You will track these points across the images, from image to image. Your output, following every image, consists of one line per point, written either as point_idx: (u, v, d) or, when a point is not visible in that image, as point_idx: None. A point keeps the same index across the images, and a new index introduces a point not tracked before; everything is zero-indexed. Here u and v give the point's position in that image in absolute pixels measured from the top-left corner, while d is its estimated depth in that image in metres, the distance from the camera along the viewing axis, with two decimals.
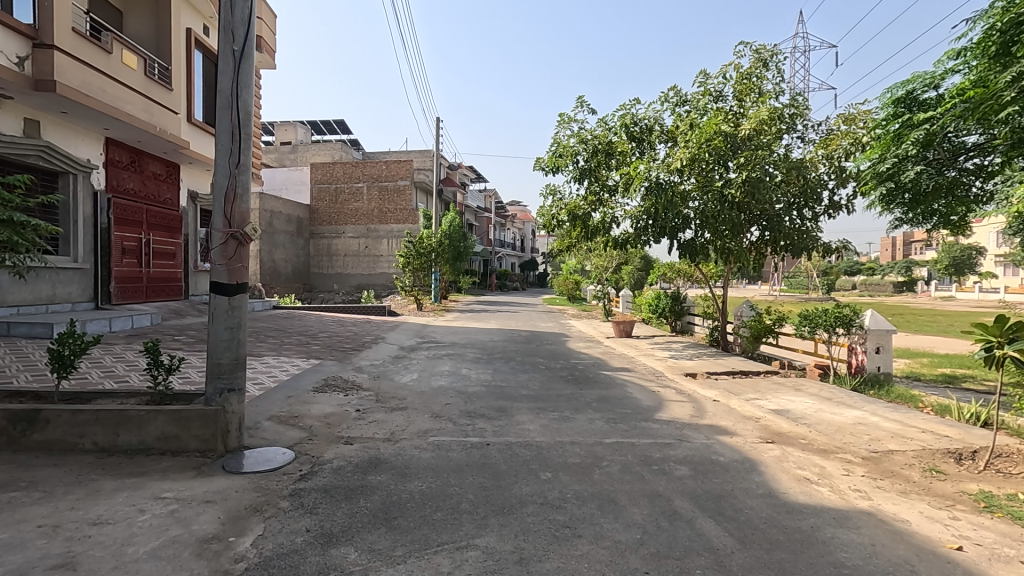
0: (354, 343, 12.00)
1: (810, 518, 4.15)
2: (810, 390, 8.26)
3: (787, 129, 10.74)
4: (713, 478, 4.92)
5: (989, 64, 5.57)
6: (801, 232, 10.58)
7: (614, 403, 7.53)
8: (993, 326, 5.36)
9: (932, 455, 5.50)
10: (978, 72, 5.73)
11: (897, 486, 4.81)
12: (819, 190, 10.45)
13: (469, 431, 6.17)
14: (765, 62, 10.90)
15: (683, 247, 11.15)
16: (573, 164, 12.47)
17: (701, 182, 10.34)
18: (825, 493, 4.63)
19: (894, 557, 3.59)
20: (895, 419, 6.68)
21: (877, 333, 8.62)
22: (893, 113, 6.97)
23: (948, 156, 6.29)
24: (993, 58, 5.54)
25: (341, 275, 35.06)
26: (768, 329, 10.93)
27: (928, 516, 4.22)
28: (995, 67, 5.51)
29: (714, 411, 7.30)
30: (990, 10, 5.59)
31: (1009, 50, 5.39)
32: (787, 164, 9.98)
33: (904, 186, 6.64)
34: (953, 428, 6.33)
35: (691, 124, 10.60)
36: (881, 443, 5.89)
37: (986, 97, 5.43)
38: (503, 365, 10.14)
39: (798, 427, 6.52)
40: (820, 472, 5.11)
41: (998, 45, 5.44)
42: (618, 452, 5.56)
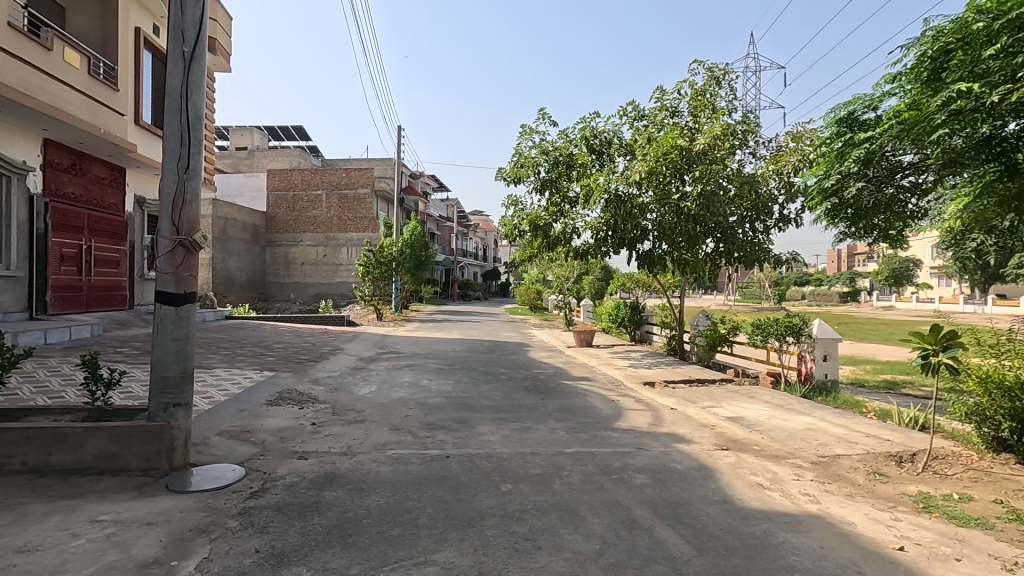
0: (311, 354, 11.69)
1: (763, 523, 4.26)
2: (763, 397, 8.53)
3: (740, 144, 11.14)
4: (672, 485, 5.00)
5: (922, 88, 5.54)
6: (754, 244, 10.93)
7: (574, 413, 7.56)
8: (929, 334, 5.65)
9: (876, 458, 5.75)
10: (912, 97, 5.67)
11: (844, 489, 5.00)
12: (769, 205, 10.86)
13: (429, 443, 6.08)
14: (718, 80, 11.32)
15: (641, 258, 11.34)
16: (535, 174, 12.56)
17: (659, 194, 10.60)
18: (777, 498, 4.77)
19: (841, 559, 3.72)
20: (842, 425, 6.95)
21: (825, 341, 8.96)
22: (836, 132, 7.29)
23: (886, 174, 6.49)
24: (925, 83, 5.52)
25: (298, 284, 34.23)
26: (723, 338, 11.23)
27: (873, 518, 4.40)
28: (926, 91, 5.46)
29: (672, 418, 7.45)
30: (924, 38, 5.62)
31: (939, 76, 5.39)
32: (740, 179, 10.38)
33: (847, 202, 6.91)
34: (895, 432, 6.63)
35: (649, 138, 10.92)
36: (829, 447, 6.13)
37: (919, 119, 5.03)
38: (465, 375, 10.05)
39: (752, 434, 6.70)
40: (772, 477, 5.26)
41: (929, 72, 5.45)
42: (578, 462, 5.59)
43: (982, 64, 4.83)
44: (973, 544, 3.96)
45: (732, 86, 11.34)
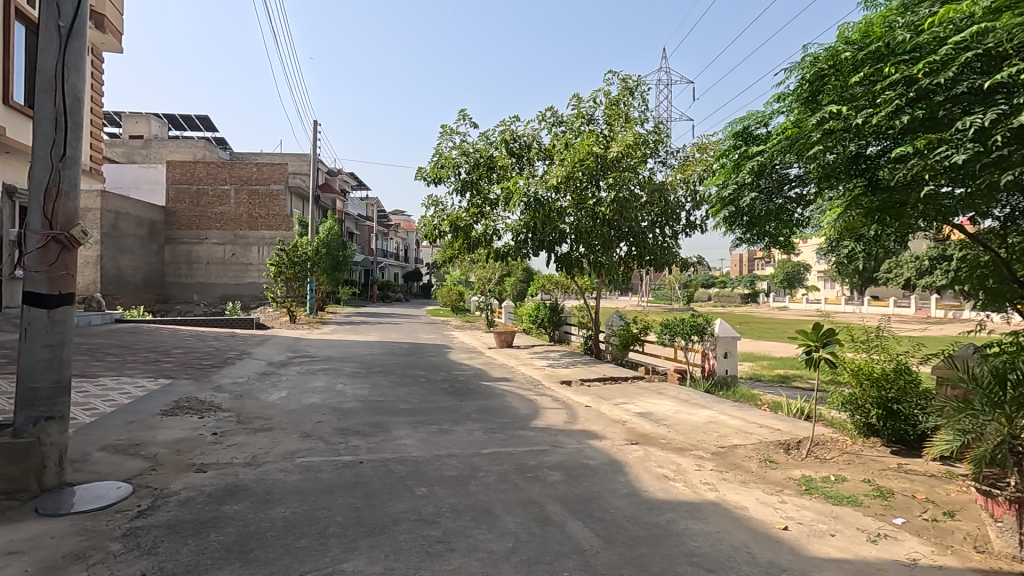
0: (215, 359, 10.94)
1: (667, 513, 4.50)
2: (671, 393, 9.01)
3: (651, 153, 11.70)
4: (584, 481, 5.16)
5: (800, 108, 4.51)
6: (663, 248, 11.54)
7: (492, 414, 7.61)
8: (812, 332, 6.22)
9: (767, 446, 6.25)
10: (790, 115, 4.65)
11: (739, 476, 5.39)
12: (677, 211, 11.49)
13: (342, 449, 5.88)
14: (631, 91, 11.84)
15: (559, 261, 11.61)
16: (455, 175, 12.51)
17: (576, 199, 10.95)
18: (680, 488, 5.06)
19: (734, 541, 4.01)
20: (740, 417, 7.49)
21: (725, 339, 9.59)
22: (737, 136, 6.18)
23: (777, 184, 5.81)
24: (804, 102, 4.51)
25: (203, 285, 31.92)
26: (635, 337, 11.76)
27: (763, 502, 4.78)
28: (804, 111, 4.48)
29: (586, 416, 7.70)
30: (800, 53, 4.58)
31: (818, 98, 4.40)
32: (651, 186, 10.94)
33: (742, 211, 6.15)
34: (784, 422, 7.23)
35: (567, 144, 11.26)
36: (727, 438, 6.58)
37: (797, 136, 4.41)
38: (382, 378, 9.82)
39: (659, 428, 7.07)
40: (676, 469, 5.58)
41: (806, 93, 4.44)
42: (495, 462, 5.64)
43: (850, 90, 4.07)
44: (846, 520, 4.41)
45: (644, 97, 11.90)
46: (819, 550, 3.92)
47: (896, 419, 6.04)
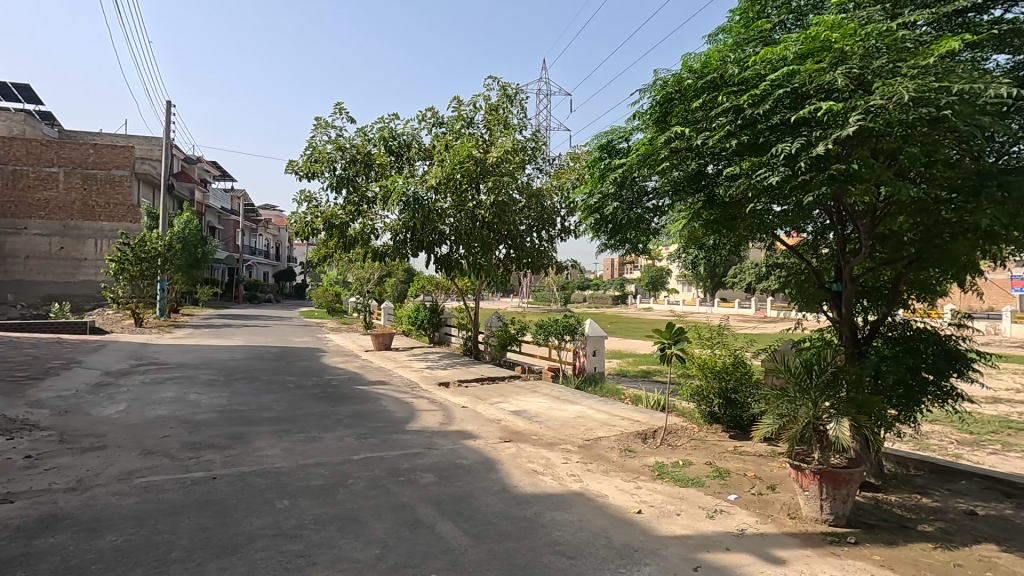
0: (32, 370, 9.35)
1: (534, 506, 4.68)
2: (544, 391, 9.40)
3: (529, 159, 12.10)
4: (456, 481, 5.20)
5: (653, 127, 4.89)
6: (540, 251, 11.97)
7: (365, 419, 7.37)
8: (665, 330, 6.84)
9: (627, 437, 6.76)
10: (645, 134, 5.03)
11: (601, 466, 5.77)
12: (553, 216, 11.97)
13: (192, 465, 5.34)
14: (511, 98, 12.17)
15: (439, 262, 11.56)
16: (330, 170, 11.96)
17: (456, 200, 10.98)
18: (548, 481, 5.29)
19: (594, 528, 4.28)
20: (605, 411, 8.01)
21: (593, 338, 10.24)
22: (610, 141, 6.47)
23: (637, 195, 6.23)
24: (654, 123, 4.89)
25: (20, 283, 27.18)
26: (513, 337, 12.08)
27: (621, 489, 5.16)
28: (656, 130, 4.87)
29: (462, 416, 7.75)
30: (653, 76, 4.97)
31: (667, 119, 4.79)
32: (528, 192, 11.32)
33: (607, 218, 6.54)
34: (643, 414, 7.86)
35: (447, 146, 11.29)
36: (593, 431, 7.01)
37: (650, 151, 4.76)
38: (244, 386, 9.07)
39: (532, 425, 7.33)
40: (545, 463, 5.82)
41: (656, 114, 4.82)
42: (365, 468, 5.47)
43: (693, 113, 4.46)
44: (690, 499, 4.91)
45: (522, 105, 12.28)
46: (666, 529, 4.32)
47: (733, 406, 6.84)
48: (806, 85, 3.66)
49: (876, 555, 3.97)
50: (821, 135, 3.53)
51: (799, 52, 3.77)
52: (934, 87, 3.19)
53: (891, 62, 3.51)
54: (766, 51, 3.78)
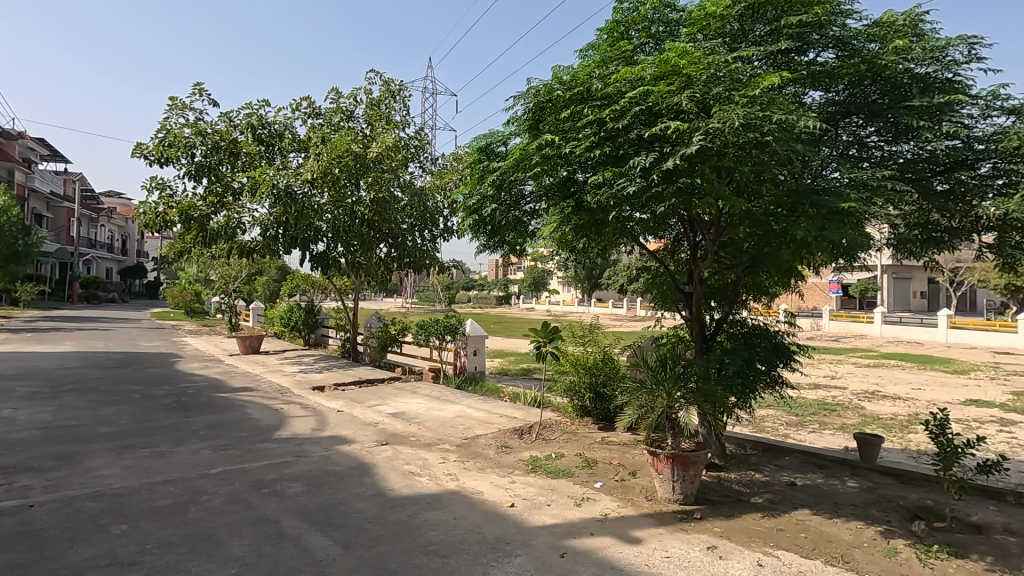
0: None
1: (409, 508, 4.63)
2: (424, 392, 9.31)
3: (412, 157, 11.92)
4: (327, 489, 4.98)
5: (528, 133, 5.07)
6: (422, 251, 11.83)
7: (226, 429, 6.79)
8: (541, 329, 7.12)
9: (504, 434, 6.92)
10: (521, 139, 5.19)
11: (478, 464, 5.86)
12: (436, 216, 11.91)
13: (1, 493, 4.55)
14: (393, 94, 11.93)
15: (314, 259, 10.97)
16: (188, 157, 10.84)
17: (334, 196, 10.51)
18: (424, 482, 5.26)
19: (468, 525, 4.34)
20: (484, 409, 8.14)
21: (474, 338, 10.34)
22: (488, 144, 6.57)
23: (514, 199, 6.38)
24: (529, 129, 5.08)
25: None
26: (394, 338, 11.81)
27: (496, 484, 5.28)
28: (530, 136, 5.05)
29: (336, 421, 7.43)
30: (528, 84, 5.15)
31: (539, 126, 5.00)
32: (411, 190, 11.16)
33: (485, 220, 6.64)
34: (521, 410, 8.11)
35: (323, 138, 10.77)
36: (471, 430, 7.09)
37: (523, 156, 4.91)
38: (76, 399, 7.91)
39: (410, 426, 7.24)
40: (422, 464, 5.78)
41: (530, 120, 5.01)
42: (224, 482, 5.04)
43: (564, 123, 4.69)
44: (559, 490, 5.16)
45: (405, 102, 12.08)
46: (537, 520, 4.50)
47: (602, 400, 7.30)
48: (658, 104, 4.01)
49: (716, 527, 4.48)
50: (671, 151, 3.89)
51: (654, 74, 4.11)
52: (760, 115, 3.65)
53: (727, 90, 3.95)
54: (625, 70, 4.08)
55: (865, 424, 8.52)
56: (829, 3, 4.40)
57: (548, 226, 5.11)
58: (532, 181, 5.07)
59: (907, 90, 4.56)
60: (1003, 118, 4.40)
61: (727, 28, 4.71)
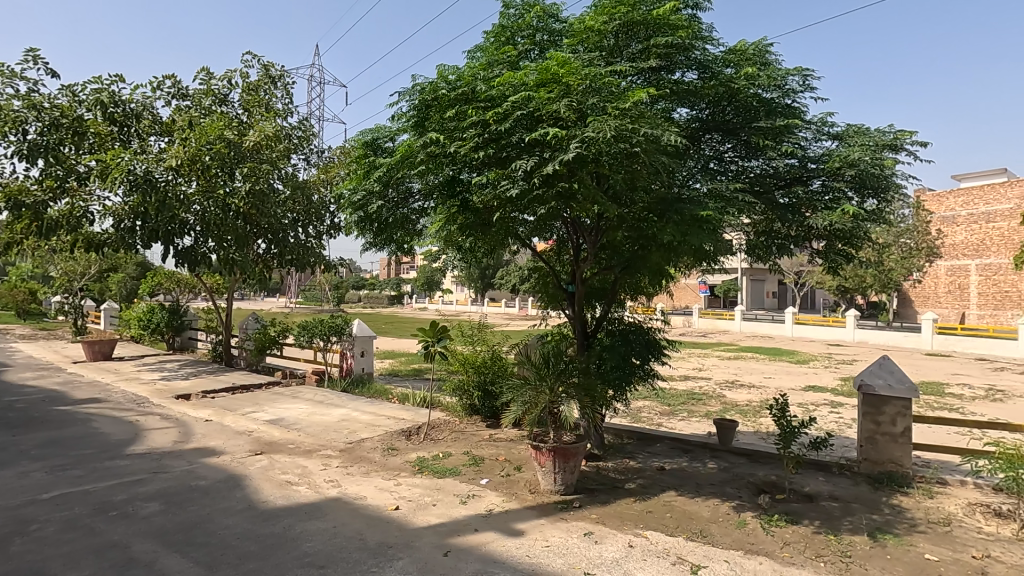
0: None
1: (284, 519, 4.37)
2: (306, 396, 8.84)
3: (294, 148, 11.25)
4: (189, 506, 4.55)
5: (414, 130, 5.03)
6: (305, 248, 11.16)
7: (66, 447, 5.95)
8: (429, 329, 7.04)
9: (391, 436, 6.77)
10: (406, 137, 5.11)
11: (362, 468, 5.68)
12: (322, 212, 11.33)
13: None
14: (274, 81, 11.18)
15: (180, 255, 9.94)
16: (18, 134, 9.35)
17: (204, 186, 9.62)
18: (302, 491, 5.00)
19: (349, 532, 4.19)
20: (370, 412, 7.91)
21: (362, 339, 10.01)
22: (373, 139, 6.38)
23: (402, 198, 6.24)
24: (415, 127, 5.04)
25: None
26: (273, 340, 10.98)
27: (380, 488, 5.15)
28: (416, 133, 5.02)
29: (204, 431, 6.81)
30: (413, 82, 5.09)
31: (424, 123, 4.98)
32: (293, 183, 10.51)
33: (371, 217, 6.44)
34: (409, 411, 7.98)
35: (190, 122, 9.82)
36: (356, 433, 6.85)
37: (407, 153, 4.86)
38: None
39: (289, 433, 6.83)
40: (301, 472, 5.48)
41: (415, 118, 4.97)
42: (61, 507, 4.41)
43: (448, 123, 4.69)
44: (445, 489, 5.16)
45: (288, 89, 11.38)
46: (421, 521, 4.46)
47: (489, 397, 7.42)
48: (539, 110, 4.15)
49: (593, 514, 4.73)
50: (550, 157, 4.05)
51: (535, 80, 4.24)
52: (630, 129, 3.89)
53: (602, 103, 4.18)
54: (507, 75, 4.17)
55: (725, 411, 9.48)
56: (692, 29, 4.82)
57: (434, 226, 5.10)
58: (418, 178, 5.03)
59: (755, 112, 5.13)
60: (829, 142, 5.12)
61: (604, 43, 4.99)
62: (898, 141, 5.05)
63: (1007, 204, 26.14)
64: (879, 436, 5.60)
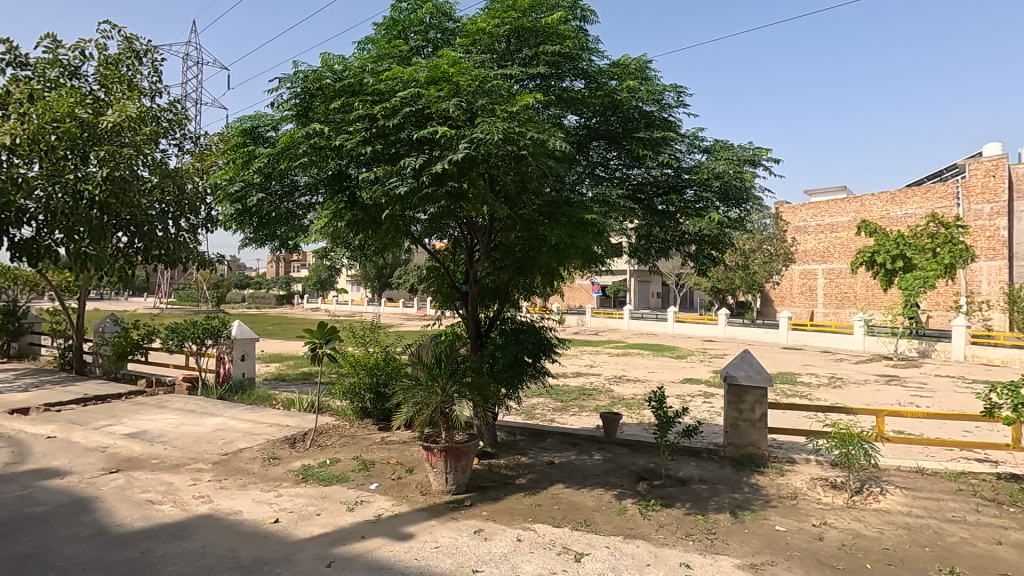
0: None
1: (142, 543, 3.94)
2: (175, 405, 8.05)
3: (163, 132, 10.19)
4: (22, 537, 3.95)
5: (297, 121, 4.80)
6: (177, 243, 10.07)
7: None
8: (316, 330, 6.68)
9: (273, 445, 6.36)
10: (289, 127, 4.85)
11: (238, 481, 5.27)
12: (196, 204, 10.32)
13: None
14: (138, 56, 10.07)
15: (17, 248, 8.55)
16: None
17: (49, 169, 8.42)
18: (166, 510, 4.54)
19: (220, 551, 3.87)
20: (250, 419, 7.38)
21: (242, 341, 9.29)
22: (253, 127, 5.97)
23: (286, 191, 5.89)
24: (299, 117, 4.81)
25: None
26: (136, 344, 9.89)
27: (258, 501, 4.82)
28: (300, 124, 4.80)
29: (44, 450, 5.95)
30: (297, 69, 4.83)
31: (309, 114, 4.76)
32: (161, 171, 9.50)
33: (252, 211, 6.01)
34: (294, 417, 7.56)
35: (31, 95, 8.56)
36: (233, 444, 6.35)
37: (289, 143, 4.62)
38: None
39: (152, 447, 6.17)
40: (165, 489, 4.97)
41: (299, 108, 4.74)
42: None
43: (335, 115, 4.52)
44: (331, 497, 4.94)
45: (155, 67, 10.28)
46: (304, 532, 4.23)
47: (381, 399, 7.23)
48: (429, 107, 4.12)
49: (483, 511, 4.78)
50: (439, 156, 4.04)
51: (425, 77, 4.21)
52: (518, 132, 3.99)
53: (491, 104, 4.23)
54: (396, 70, 4.10)
55: (611, 405, 10.02)
56: (579, 40, 5.05)
57: (320, 221, 4.90)
58: (302, 171, 4.80)
59: (637, 123, 5.48)
60: (699, 155, 5.60)
61: (497, 46, 5.07)
62: (757, 157, 5.65)
63: (846, 217, 30.24)
64: (741, 422, 6.23)
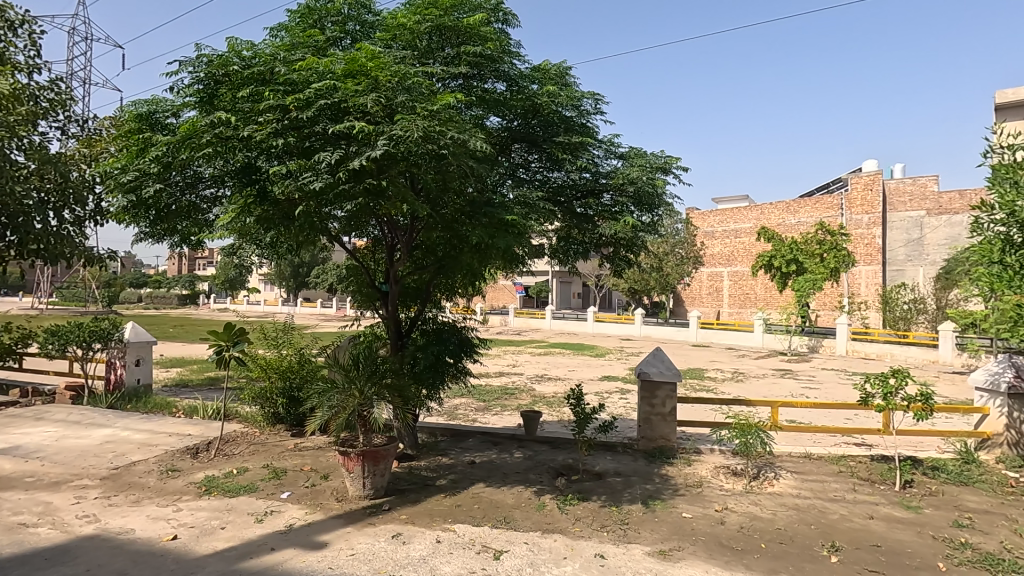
0: None
1: (11, 573, 3.51)
2: (55, 417, 7.25)
3: (42, 113, 9.11)
4: None
5: (201, 108, 4.49)
6: (60, 238, 9.00)
7: None
8: (223, 332, 6.25)
9: (172, 456, 5.89)
10: (191, 114, 4.52)
11: (130, 497, 4.84)
12: (83, 194, 9.28)
13: None
14: (12, 27, 8.96)
15: None
16: None
17: None
18: (43, 534, 4.07)
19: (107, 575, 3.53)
20: (146, 429, 6.79)
21: (137, 344, 8.50)
22: (150, 112, 5.51)
23: (187, 183, 5.48)
24: (202, 105, 4.51)
25: None
26: (7, 350, 8.80)
27: (154, 517, 4.45)
28: (203, 111, 4.50)
29: None
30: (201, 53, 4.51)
31: (213, 101, 4.47)
32: (39, 155, 8.48)
33: (147, 203, 5.54)
34: (197, 426, 7.04)
35: None
36: (125, 456, 5.82)
37: (191, 131, 4.31)
38: None
39: (26, 464, 5.52)
40: (42, 511, 4.46)
41: (201, 94, 4.44)
42: None
43: (243, 103, 4.27)
44: (238, 509, 4.66)
45: (34, 40, 9.18)
46: (206, 548, 3.96)
47: (295, 404, 6.91)
48: (345, 101, 4.00)
49: (402, 515, 4.70)
50: (356, 152, 3.94)
51: (341, 70, 4.08)
52: (439, 131, 3.96)
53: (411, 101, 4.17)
54: (310, 60, 3.95)
55: (533, 403, 10.19)
56: (500, 42, 5.10)
57: (227, 215, 4.61)
58: (206, 161, 4.49)
59: (556, 127, 5.61)
60: (615, 161, 5.82)
61: (418, 43, 5.01)
62: (668, 164, 5.96)
63: (748, 224, 32.65)
64: (654, 416, 6.55)
